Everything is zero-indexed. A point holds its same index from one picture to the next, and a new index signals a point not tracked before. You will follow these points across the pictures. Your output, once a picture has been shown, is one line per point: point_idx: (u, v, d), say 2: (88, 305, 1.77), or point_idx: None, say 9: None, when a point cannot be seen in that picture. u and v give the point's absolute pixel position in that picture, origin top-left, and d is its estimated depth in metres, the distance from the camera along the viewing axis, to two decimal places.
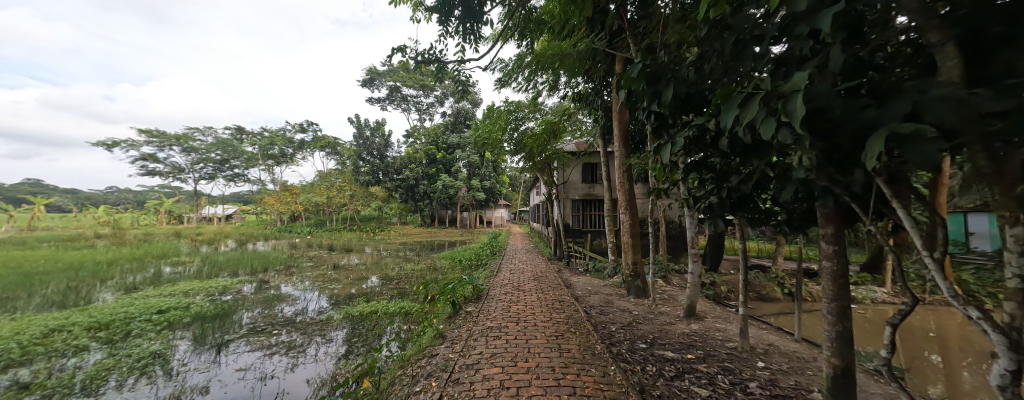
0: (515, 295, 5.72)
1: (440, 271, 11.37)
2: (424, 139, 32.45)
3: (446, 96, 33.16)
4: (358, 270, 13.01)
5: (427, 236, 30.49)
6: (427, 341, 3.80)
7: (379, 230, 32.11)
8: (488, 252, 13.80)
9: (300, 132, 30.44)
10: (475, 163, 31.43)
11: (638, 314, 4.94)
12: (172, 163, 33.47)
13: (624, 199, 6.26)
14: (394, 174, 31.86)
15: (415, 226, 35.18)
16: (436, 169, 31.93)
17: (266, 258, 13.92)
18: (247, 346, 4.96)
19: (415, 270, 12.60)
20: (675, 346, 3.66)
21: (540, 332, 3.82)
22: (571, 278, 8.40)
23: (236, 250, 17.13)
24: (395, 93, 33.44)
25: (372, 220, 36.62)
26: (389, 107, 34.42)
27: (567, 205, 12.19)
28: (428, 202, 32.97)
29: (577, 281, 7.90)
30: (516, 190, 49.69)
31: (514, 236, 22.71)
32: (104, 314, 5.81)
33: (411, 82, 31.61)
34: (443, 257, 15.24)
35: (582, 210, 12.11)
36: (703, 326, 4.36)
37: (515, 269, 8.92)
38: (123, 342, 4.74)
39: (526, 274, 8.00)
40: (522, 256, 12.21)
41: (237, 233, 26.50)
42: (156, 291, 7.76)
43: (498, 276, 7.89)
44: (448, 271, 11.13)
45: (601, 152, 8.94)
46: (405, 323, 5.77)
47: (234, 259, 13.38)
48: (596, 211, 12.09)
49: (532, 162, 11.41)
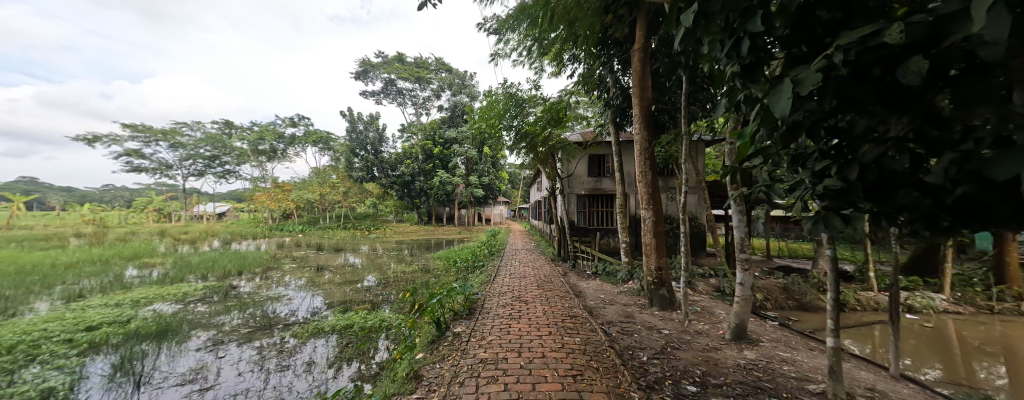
0: (517, 310, 4.69)
1: (434, 274, 10.38)
2: (420, 134, 31.36)
3: (443, 90, 32.07)
4: (346, 272, 12.01)
5: (424, 234, 29.50)
6: (396, 386, 2.76)
7: (375, 228, 31.08)
8: (486, 252, 12.80)
9: (292, 127, 29.33)
10: (473, 159, 30.44)
11: (671, 336, 3.93)
12: (159, 160, 32.27)
13: (646, 192, 5.23)
14: (390, 170, 30.79)
15: (412, 224, 34.16)
16: (433, 165, 30.91)
17: (246, 259, 12.88)
18: (179, 376, 3.94)
19: (407, 272, 11.59)
20: (737, 391, 2.67)
21: (551, 372, 2.81)
22: (579, 283, 7.37)
23: (217, 250, 16.07)
24: (390, 86, 32.32)
25: (367, 218, 35.58)
26: (385, 101, 33.31)
27: (572, 201, 11.15)
28: (425, 199, 31.92)
29: (587, 287, 6.89)
30: (516, 188, 48.64)
31: (514, 234, 21.78)
32: (16, 332, 4.78)
33: (407, 75, 30.55)
34: (438, 257, 14.23)
35: (588, 207, 11.07)
36: (760, 353, 3.38)
37: (515, 274, 7.88)
38: (16, 375, 3.71)
39: (528, 280, 6.96)
40: (523, 257, 11.17)
41: (225, 232, 25.42)
42: (99, 301, 6.71)
43: (495, 282, 6.86)
44: (442, 274, 10.11)
45: (613, 141, 7.92)
46: (383, 343, 4.74)
47: (209, 261, 12.30)
48: (604, 207, 11.10)
49: (534, 154, 10.38)
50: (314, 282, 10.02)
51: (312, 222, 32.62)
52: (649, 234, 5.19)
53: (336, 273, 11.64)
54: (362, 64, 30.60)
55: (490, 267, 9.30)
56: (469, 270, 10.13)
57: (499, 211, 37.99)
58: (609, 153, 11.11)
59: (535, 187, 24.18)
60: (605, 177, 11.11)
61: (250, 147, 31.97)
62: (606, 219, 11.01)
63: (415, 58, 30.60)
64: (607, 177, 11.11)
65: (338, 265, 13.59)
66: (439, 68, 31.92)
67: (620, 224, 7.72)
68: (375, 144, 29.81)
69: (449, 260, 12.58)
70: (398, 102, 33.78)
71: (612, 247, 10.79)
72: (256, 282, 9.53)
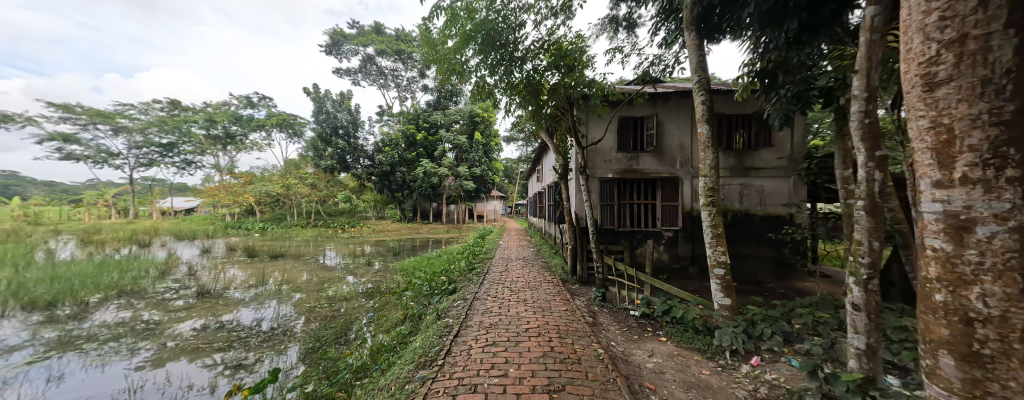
0: None
1: (378, 307, 6.54)
2: (403, 118, 27.53)
3: (427, 68, 28.02)
4: (258, 295, 8.17)
5: (406, 232, 25.68)
6: None
7: (350, 226, 27.15)
8: (467, 263, 8.99)
9: (249, 108, 25.16)
10: (463, 146, 26.68)
11: None
12: (99, 147, 27.86)
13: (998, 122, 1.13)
14: (367, 160, 26.84)
15: (394, 221, 30.26)
16: (416, 154, 27.13)
17: (115, 275, 8.85)
18: None
19: (345, 297, 7.75)
20: None
21: None
22: (633, 356, 3.37)
23: (110, 258, 12.02)
24: (367, 64, 28.33)
25: (344, 215, 31.64)
26: (362, 81, 29.27)
27: (593, 188, 7.32)
28: (408, 193, 27.98)
29: (661, 379, 2.92)
30: (512, 183, 44.93)
31: (511, 235, 18.04)
32: None
33: (385, 47, 26.51)
34: (403, 270, 10.37)
35: (617, 198, 7.29)
36: None
37: (497, 328, 3.91)
38: None
39: (520, 364, 3.01)
40: (518, 274, 7.26)
41: (167, 232, 21.32)
42: None
43: (455, 369, 2.95)
44: (386, 312, 6.23)
45: (693, 68, 4.01)
46: None
47: (46, 279, 8.21)
48: (640, 199, 7.28)
49: (535, 116, 6.48)
50: (176, 326, 6.12)
51: (279, 220, 28.62)
52: (1000, 280, 1.15)
53: (237, 299, 7.74)
54: (332, 35, 26.45)
55: (459, 302, 5.32)
56: (432, 300, 6.27)
57: (493, 207, 34.04)
58: (649, 114, 7.17)
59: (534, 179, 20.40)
60: (643, 153, 7.26)
61: (205, 132, 27.79)
62: (644, 217, 7.26)
63: (394, 30, 26.65)
64: (645, 152, 7.26)
65: (257, 281, 9.67)
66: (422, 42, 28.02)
67: (708, 227, 3.90)
68: (349, 128, 25.67)
69: (409, 277, 8.72)
70: (377, 83, 29.76)
71: (654, 260, 7.13)
72: (56, 334, 5.54)
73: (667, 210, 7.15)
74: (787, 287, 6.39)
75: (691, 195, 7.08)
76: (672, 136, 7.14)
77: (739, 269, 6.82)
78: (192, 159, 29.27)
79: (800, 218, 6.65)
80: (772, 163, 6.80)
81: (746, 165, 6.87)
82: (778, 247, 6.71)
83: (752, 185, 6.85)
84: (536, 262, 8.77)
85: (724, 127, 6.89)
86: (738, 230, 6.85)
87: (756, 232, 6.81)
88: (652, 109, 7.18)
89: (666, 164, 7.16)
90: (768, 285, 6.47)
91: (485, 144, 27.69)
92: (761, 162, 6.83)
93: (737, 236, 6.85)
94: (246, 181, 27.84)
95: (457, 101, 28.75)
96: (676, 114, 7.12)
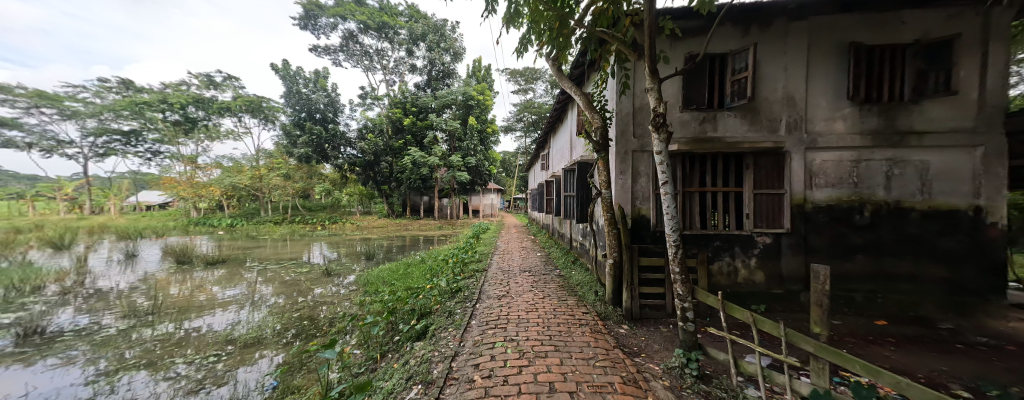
0: None
1: (289, 371, 3.78)
2: (389, 101, 24.61)
3: (416, 44, 24.96)
4: (126, 328, 5.31)
5: (393, 229, 22.90)
6: None
7: (330, 222, 24.29)
8: (453, 277, 6.33)
9: (211, 89, 22.08)
10: (456, 132, 23.80)
11: None
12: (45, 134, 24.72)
13: None
14: (349, 148, 23.89)
15: (380, 216, 27.41)
16: (403, 141, 24.22)
17: None
18: None
19: (255, 336, 4.94)
20: None
21: None
22: None
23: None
24: (349, 41, 25.13)
25: (327, 211, 28.74)
26: (344, 61, 26.18)
27: (645, 168, 4.67)
28: (395, 185, 25.12)
29: None
30: (511, 177, 42.07)
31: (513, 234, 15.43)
32: None
33: (366, 19, 23.23)
34: (367, 285, 7.67)
35: (683, 182, 4.63)
36: None
37: None
38: None
39: None
40: (524, 304, 4.59)
41: (109, 231, 18.35)
42: None
43: None
44: (296, 389, 3.47)
45: None
46: None
47: None
48: (719, 184, 4.60)
49: (564, 39, 3.80)
50: None
51: (250, 215, 25.65)
52: None
53: (78, 339, 4.86)
54: (305, 5, 23.20)
55: None
56: (376, 372, 3.43)
57: (489, 200, 31.30)
58: (740, 48, 4.45)
59: (539, 168, 17.53)
60: (724, 112, 4.58)
61: (163, 117, 24.53)
62: (725, 213, 4.62)
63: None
64: (728, 111, 4.58)
65: (152, 299, 6.77)
66: (409, 16, 24.88)
67: None
68: (327, 112, 22.74)
69: (365, 301, 5.99)
70: (361, 64, 26.71)
71: (741, 281, 4.55)
72: None
73: (763, 204, 4.49)
74: (981, 332, 3.84)
75: (804, 177, 4.42)
76: (775, 83, 4.44)
77: (883, 298, 4.27)
78: (153, 148, 26.15)
79: (994, 215, 4.05)
80: (944, 124, 4.17)
81: (897, 129, 4.26)
82: (952, 263, 4.17)
83: (907, 161, 4.25)
84: (549, 278, 6.07)
85: (862, 66, 4.26)
86: (881, 235, 4.30)
87: (913, 237, 4.24)
88: (744, 41, 4.46)
89: (763, 129, 4.50)
90: (945, 328, 3.93)
91: (480, 130, 24.63)
92: (925, 123, 4.20)
93: (880, 245, 4.31)
94: (212, 172, 24.81)
95: (449, 83, 25.74)
96: (782, 47, 4.40)
